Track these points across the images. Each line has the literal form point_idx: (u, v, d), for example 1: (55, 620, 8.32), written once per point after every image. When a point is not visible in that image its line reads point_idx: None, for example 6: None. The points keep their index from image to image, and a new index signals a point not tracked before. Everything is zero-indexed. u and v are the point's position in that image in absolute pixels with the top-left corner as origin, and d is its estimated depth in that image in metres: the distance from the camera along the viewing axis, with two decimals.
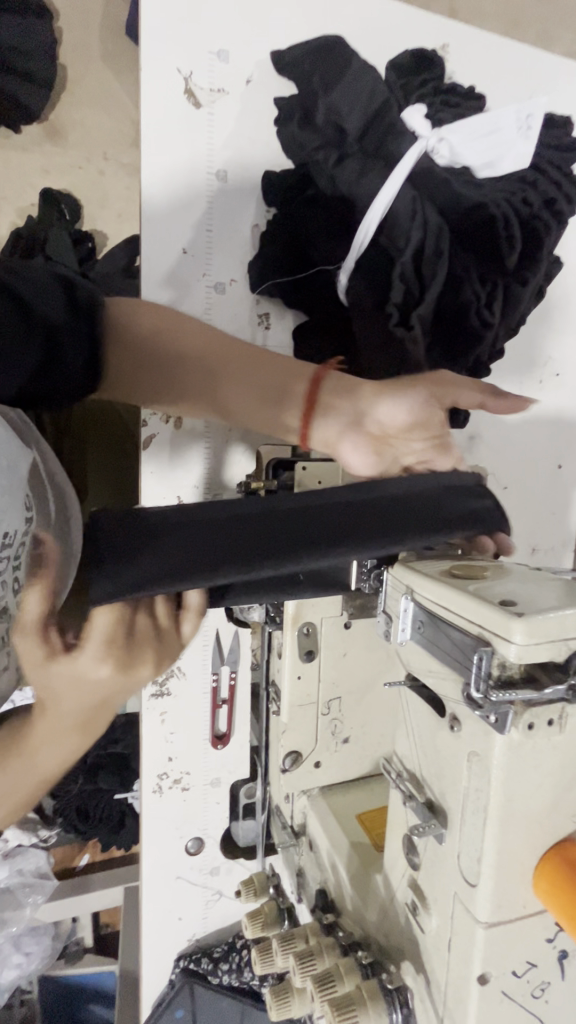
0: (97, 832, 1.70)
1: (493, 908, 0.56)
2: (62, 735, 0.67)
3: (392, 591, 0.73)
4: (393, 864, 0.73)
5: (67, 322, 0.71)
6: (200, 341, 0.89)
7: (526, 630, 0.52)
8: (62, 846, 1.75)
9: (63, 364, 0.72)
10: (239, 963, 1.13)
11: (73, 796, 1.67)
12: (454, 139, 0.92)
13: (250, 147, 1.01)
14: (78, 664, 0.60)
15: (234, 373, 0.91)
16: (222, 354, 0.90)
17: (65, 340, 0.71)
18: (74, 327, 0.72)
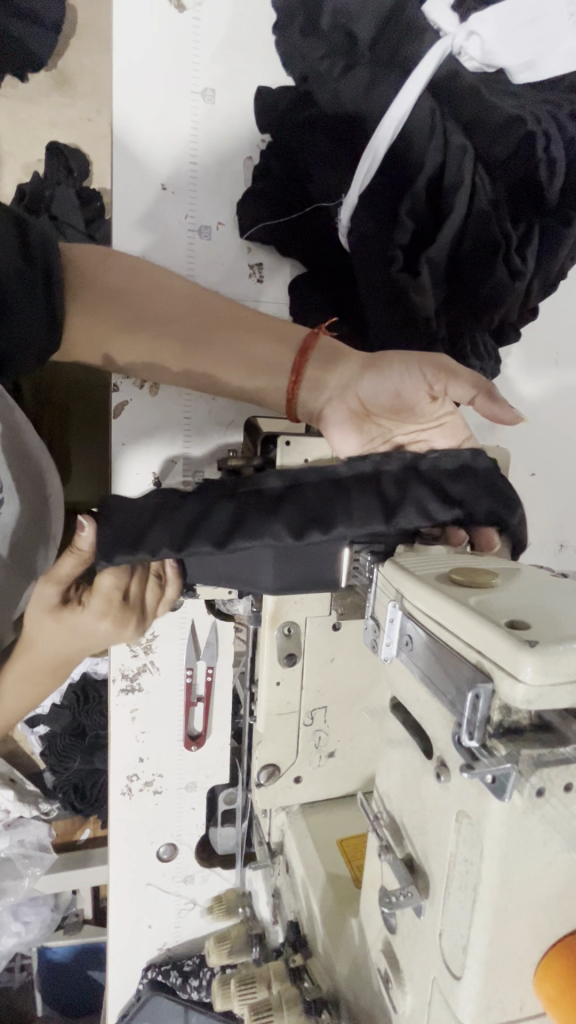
0: (95, 809, 1.64)
1: (479, 1012, 0.44)
2: (44, 667, 0.87)
3: (381, 594, 0.60)
4: (369, 916, 0.61)
5: (19, 273, 0.59)
6: (172, 297, 0.75)
7: (540, 666, 0.38)
8: (64, 820, 1.67)
9: (11, 324, 0.59)
10: (210, 979, 1.05)
11: (72, 773, 1.60)
12: (488, 32, 0.73)
13: (244, 60, 0.85)
14: (84, 621, 0.81)
15: (209, 336, 0.77)
16: (196, 312, 0.76)
17: (14, 293, 0.59)
18: (26, 282, 0.60)
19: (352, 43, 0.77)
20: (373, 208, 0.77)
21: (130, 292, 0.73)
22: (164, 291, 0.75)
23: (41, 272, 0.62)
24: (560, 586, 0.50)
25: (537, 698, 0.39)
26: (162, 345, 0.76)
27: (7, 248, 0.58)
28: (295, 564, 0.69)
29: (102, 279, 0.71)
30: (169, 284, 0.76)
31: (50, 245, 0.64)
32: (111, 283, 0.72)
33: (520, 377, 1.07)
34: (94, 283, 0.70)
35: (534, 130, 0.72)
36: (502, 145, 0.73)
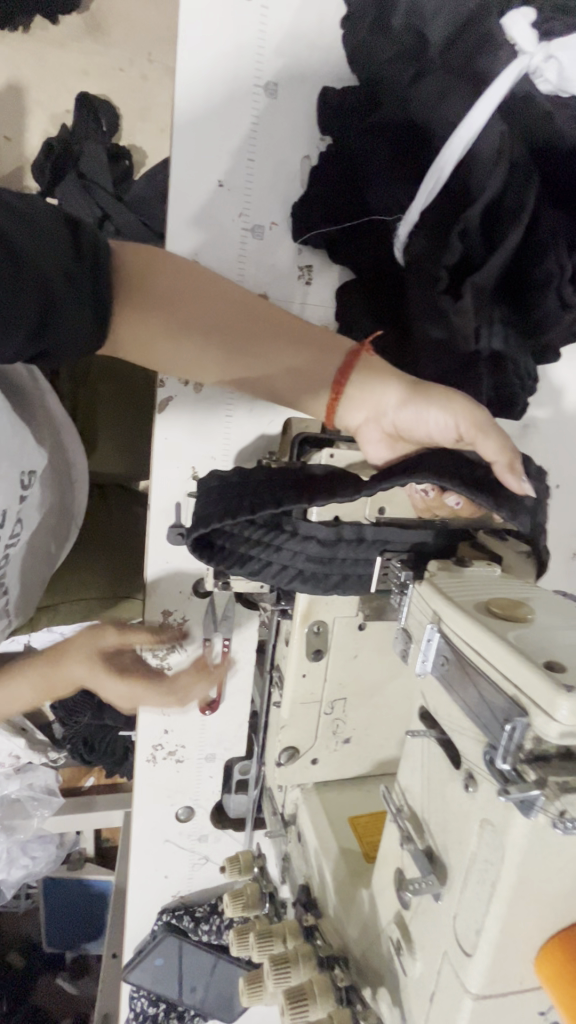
0: (102, 762, 1.73)
1: (485, 982, 0.51)
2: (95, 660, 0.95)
3: (419, 612, 0.65)
4: (382, 888, 0.69)
5: (69, 271, 0.61)
6: (220, 305, 0.75)
7: (574, 709, 0.43)
8: (72, 768, 1.79)
9: (62, 324, 0.61)
10: (219, 925, 1.17)
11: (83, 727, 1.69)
12: (567, 57, 0.71)
13: (309, 50, 0.83)
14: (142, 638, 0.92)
15: (255, 348, 0.77)
16: (242, 320, 0.76)
17: (65, 294, 0.60)
18: (75, 289, 0.61)
19: (422, 48, 0.76)
20: (430, 225, 0.77)
21: (180, 297, 0.73)
22: (212, 298, 0.75)
23: (91, 273, 0.63)
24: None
25: (568, 737, 0.44)
26: (208, 354, 0.77)
27: (57, 252, 0.60)
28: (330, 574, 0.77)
29: (150, 284, 0.71)
30: (217, 289, 0.76)
31: (97, 241, 0.65)
32: (161, 291, 0.72)
33: (552, 390, 1.10)
34: (140, 286, 0.70)
35: None
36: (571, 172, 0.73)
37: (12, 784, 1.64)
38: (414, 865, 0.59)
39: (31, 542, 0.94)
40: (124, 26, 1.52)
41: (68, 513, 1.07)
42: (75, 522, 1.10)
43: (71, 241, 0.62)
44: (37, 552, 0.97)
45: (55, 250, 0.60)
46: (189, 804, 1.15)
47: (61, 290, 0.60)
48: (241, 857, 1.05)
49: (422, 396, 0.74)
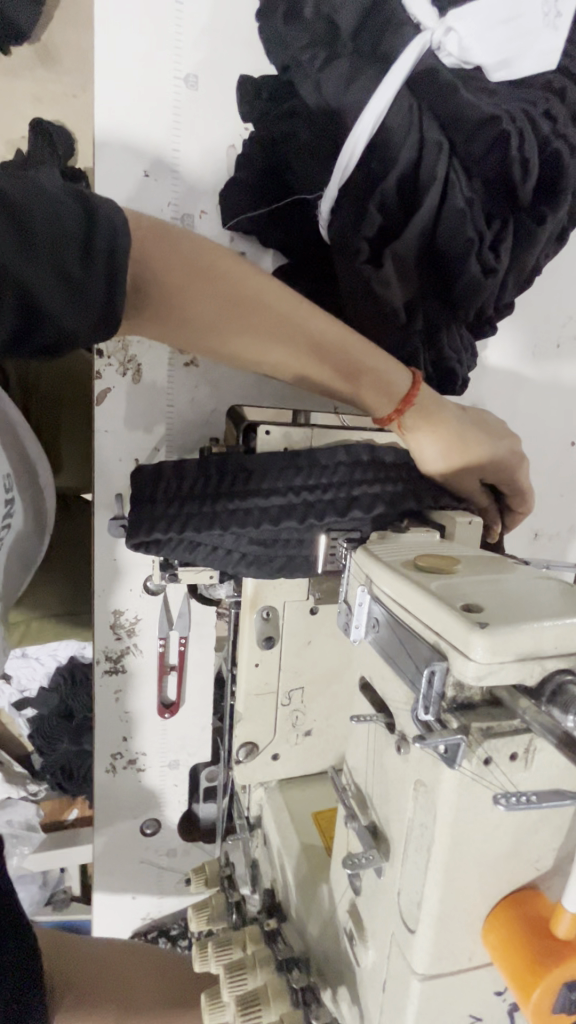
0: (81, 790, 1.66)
1: (431, 961, 0.48)
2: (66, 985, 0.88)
3: (353, 580, 0.63)
4: (338, 880, 0.65)
5: (67, 273, 0.47)
6: (222, 286, 0.63)
7: (489, 646, 0.41)
8: (51, 799, 1.72)
9: (52, 338, 0.48)
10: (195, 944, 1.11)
11: (59, 754, 1.62)
12: (466, 28, 0.73)
13: (227, 44, 0.85)
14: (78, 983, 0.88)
15: (257, 330, 0.66)
16: (245, 298, 0.65)
17: (54, 302, 0.46)
18: (75, 293, 0.47)
19: (334, 35, 0.78)
20: (351, 201, 0.77)
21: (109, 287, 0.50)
22: (210, 278, 0.62)
23: (101, 274, 0.49)
24: (516, 573, 0.53)
25: (486, 677, 0.42)
26: (207, 345, 0.67)
27: (47, 250, 0.46)
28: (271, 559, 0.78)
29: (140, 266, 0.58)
30: (220, 264, 0.64)
31: (120, 234, 0.49)
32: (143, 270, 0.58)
33: (499, 367, 1.11)
34: None
35: (508, 128, 0.72)
36: (479, 142, 0.74)
37: None
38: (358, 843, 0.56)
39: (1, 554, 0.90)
40: (71, 50, 1.54)
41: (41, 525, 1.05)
42: (46, 530, 1.07)
43: (79, 243, 0.47)
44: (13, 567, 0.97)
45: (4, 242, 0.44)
46: (153, 816, 1.10)
47: (74, 313, 0.48)
48: (207, 867, 1.01)
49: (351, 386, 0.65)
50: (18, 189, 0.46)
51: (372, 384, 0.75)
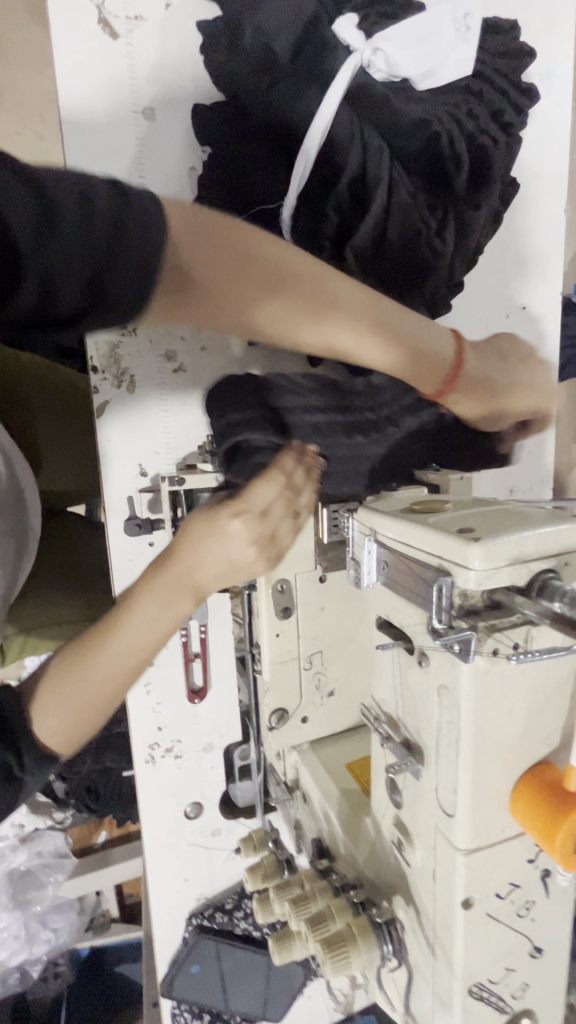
0: (110, 807, 1.68)
1: (471, 835, 0.56)
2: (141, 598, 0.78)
3: (359, 536, 0.71)
4: (380, 804, 0.72)
5: (103, 249, 0.55)
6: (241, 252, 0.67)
7: (484, 554, 0.50)
8: (80, 822, 1.74)
9: (94, 303, 0.57)
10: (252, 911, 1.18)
11: (84, 775, 1.64)
12: (390, 48, 0.84)
13: (177, 76, 0.93)
14: (127, 620, 0.77)
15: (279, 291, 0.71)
16: (252, 265, 0.69)
17: (93, 276, 0.55)
18: (112, 266, 0.56)
19: (271, 58, 0.86)
20: (308, 205, 0.86)
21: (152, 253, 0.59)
22: (227, 248, 0.67)
23: (137, 253, 0.58)
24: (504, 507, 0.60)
25: (485, 581, 0.51)
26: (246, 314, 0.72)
27: (89, 231, 0.54)
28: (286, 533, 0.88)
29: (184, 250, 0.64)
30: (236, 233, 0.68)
31: (154, 222, 0.58)
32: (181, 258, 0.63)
33: None
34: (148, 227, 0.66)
35: (438, 129, 0.84)
36: (415, 142, 0.85)
37: (19, 854, 1.66)
38: (395, 758, 0.64)
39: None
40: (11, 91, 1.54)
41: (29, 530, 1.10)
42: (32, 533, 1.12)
43: (114, 223, 0.56)
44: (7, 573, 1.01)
45: (51, 227, 0.53)
46: (193, 799, 1.16)
47: (110, 285, 0.57)
48: (254, 834, 1.05)
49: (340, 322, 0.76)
50: (64, 180, 0.55)
51: (341, 321, 0.76)
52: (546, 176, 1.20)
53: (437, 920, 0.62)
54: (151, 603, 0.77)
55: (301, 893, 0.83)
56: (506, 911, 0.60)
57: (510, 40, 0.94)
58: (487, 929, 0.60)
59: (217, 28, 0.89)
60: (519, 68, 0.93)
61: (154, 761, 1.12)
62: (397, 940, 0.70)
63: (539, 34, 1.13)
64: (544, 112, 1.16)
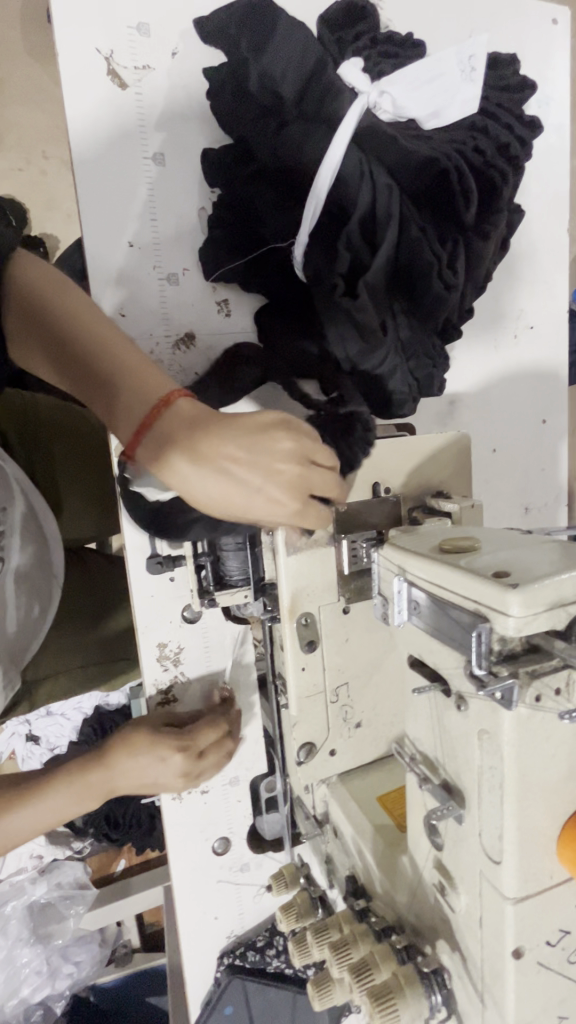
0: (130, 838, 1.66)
1: (519, 884, 0.55)
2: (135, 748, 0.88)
3: (386, 574, 0.71)
4: (418, 845, 0.71)
5: None
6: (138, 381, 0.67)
7: (523, 602, 0.50)
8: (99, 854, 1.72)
9: None
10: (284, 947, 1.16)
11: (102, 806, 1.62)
12: (397, 92, 0.87)
13: (185, 122, 0.96)
14: (143, 762, 0.88)
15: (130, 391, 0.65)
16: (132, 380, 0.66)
17: None
18: None
19: (279, 103, 0.88)
20: (321, 245, 0.88)
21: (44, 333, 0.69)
22: (119, 370, 0.67)
23: None
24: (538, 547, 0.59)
25: (525, 627, 0.50)
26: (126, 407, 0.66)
27: None
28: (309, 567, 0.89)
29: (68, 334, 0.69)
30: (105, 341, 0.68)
31: None
32: (58, 325, 0.69)
33: (467, 363, 1.22)
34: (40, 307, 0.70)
35: (446, 166, 0.85)
36: (423, 179, 0.86)
37: (39, 886, 1.65)
38: (435, 801, 0.63)
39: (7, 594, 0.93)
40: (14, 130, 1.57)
41: (49, 570, 1.10)
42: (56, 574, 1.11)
43: None
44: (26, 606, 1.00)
45: None
46: (221, 835, 1.14)
47: None
48: (285, 871, 1.04)
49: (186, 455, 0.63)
50: None
51: (186, 461, 0.63)
52: (548, 199, 1.21)
53: (485, 968, 0.61)
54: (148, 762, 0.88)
55: (339, 936, 0.82)
56: (557, 959, 0.59)
57: (511, 74, 0.96)
58: (538, 978, 0.58)
59: (224, 74, 0.91)
60: (521, 100, 0.95)
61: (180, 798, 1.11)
62: (444, 986, 0.68)
63: (537, 62, 1.14)
64: (544, 137, 1.17)
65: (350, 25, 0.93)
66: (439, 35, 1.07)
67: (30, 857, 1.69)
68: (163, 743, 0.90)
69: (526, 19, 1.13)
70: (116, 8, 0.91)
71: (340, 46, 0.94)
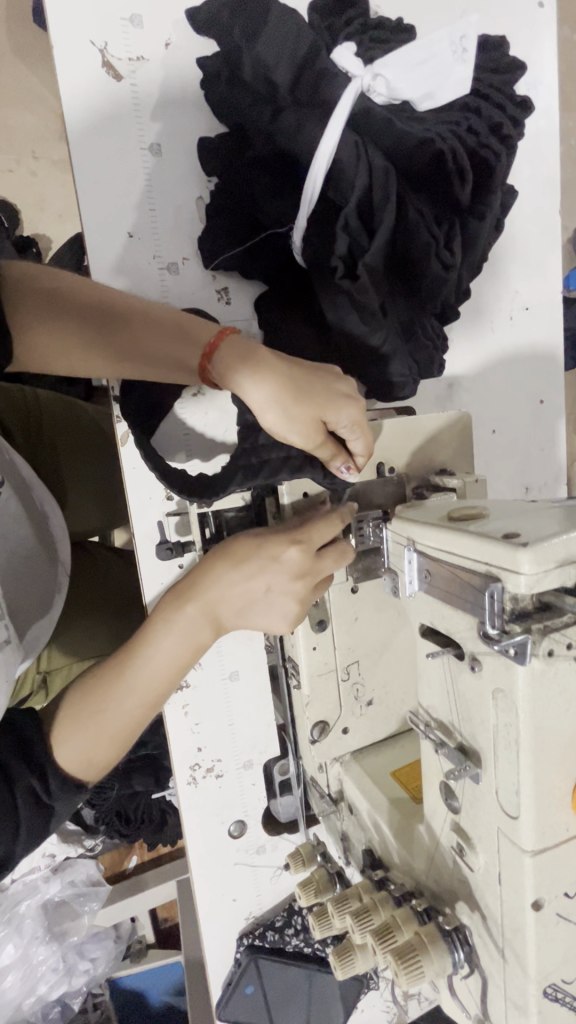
0: (142, 831, 1.67)
1: (537, 837, 0.57)
2: (230, 578, 0.82)
3: (395, 546, 0.73)
4: (435, 810, 0.73)
5: None
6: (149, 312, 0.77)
7: (533, 560, 0.51)
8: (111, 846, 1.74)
9: None
10: (302, 925, 1.18)
11: (112, 802, 1.62)
12: (390, 73, 0.86)
13: (180, 112, 0.97)
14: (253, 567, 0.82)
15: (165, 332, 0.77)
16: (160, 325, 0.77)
17: None
18: None
19: (273, 90, 0.90)
20: (320, 229, 0.90)
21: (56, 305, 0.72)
22: (164, 317, 0.77)
23: None
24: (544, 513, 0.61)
25: (535, 584, 0.52)
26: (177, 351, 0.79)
27: None
28: None
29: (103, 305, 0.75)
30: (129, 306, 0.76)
31: None
32: (72, 294, 0.73)
33: (463, 346, 1.24)
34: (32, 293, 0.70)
35: (442, 147, 0.85)
36: (419, 161, 0.87)
37: (52, 885, 1.64)
38: (451, 764, 0.65)
39: (14, 578, 0.95)
40: (3, 128, 1.57)
41: (55, 554, 1.11)
42: (59, 557, 1.12)
43: None
44: (30, 585, 1.01)
45: None
46: (236, 818, 1.16)
47: None
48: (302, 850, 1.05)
49: (258, 368, 0.74)
50: None
51: (249, 374, 0.74)
52: (539, 181, 1.23)
53: (506, 923, 0.63)
54: (228, 572, 0.82)
55: (360, 905, 0.83)
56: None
57: (500, 56, 0.98)
58: (558, 929, 0.60)
59: (218, 63, 0.92)
60: (511, 82, 0.96)
61: (195, 781, 1.12)
62: (466, 945, 0.70)
63: (524, 45, 1.16)
64: (534, 119, 1.19)
65: (341, 11, 0.94)
66: (428, 20, 1.08)
67: (43, 857, 1.66)
68: (280, 539, 0.83)
69: (512, 3, 1.14)
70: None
71: (332, 33, 0.95)
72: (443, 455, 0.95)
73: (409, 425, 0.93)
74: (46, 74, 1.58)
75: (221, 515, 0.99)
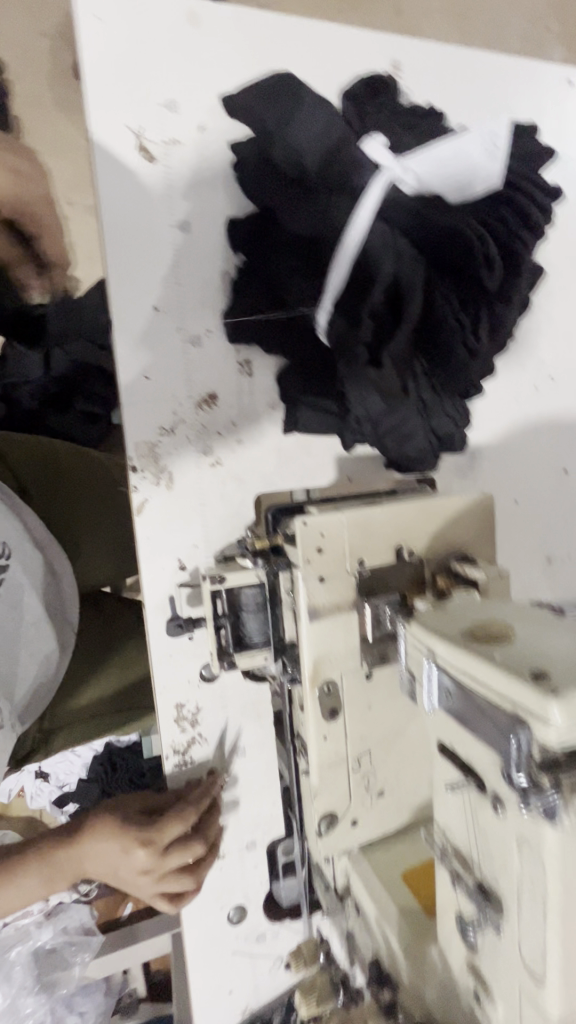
0: None
1: (563, 1007, 0.52)
2: (100, 848, 0.95)
3: (414, 653, 0.69)
4: (449, 941, 0.68)
5: None
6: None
7: (566, 711, 0.48)
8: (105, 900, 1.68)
9: None
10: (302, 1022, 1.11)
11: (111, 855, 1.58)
12: (421, 169, 0.90)
13: (210, 191, 0.98)
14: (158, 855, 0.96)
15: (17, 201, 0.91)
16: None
17: None
18: None
19: (303, 174, 0.89)
20: (346, 311, 0.89)
21: None
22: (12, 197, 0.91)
23: None
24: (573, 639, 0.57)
25: (567, 736, 0.48)
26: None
27: None
28: (331, 634, 0.87)
29: None
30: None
31: None
32: None
33: (487, 415, 1.22)
34: None
35: (473, 239, 0.85)
36: (447, 249, 0.87)
37: (44, 932, 1.57)
38: (470, 903, 0.60)
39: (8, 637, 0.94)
40: None
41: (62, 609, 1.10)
42: (66, 611, 1.11)
43: None
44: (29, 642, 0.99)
45: None
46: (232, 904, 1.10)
47: None
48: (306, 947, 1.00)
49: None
50: None
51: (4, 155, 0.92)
52: (566, 253, 1.22)
53: None
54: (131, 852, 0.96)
55: None
56: None
57: (531, 143, 0.98)
58: None
59: (250, 147, 0.94)
60: (541, 168, 0.96)
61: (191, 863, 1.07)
62: None
63: (554, 124, 1.17)
64: (564, 196, 1.19)
65: (373, 100, 0.96)
66: (459, 102, 1.10)
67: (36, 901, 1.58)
68: (123, 836, 0.96)
69: (543, 84, 1.15)
70: (146, 86, 0.94)
71: (363, 119, 0.96)
72: (465, 539, 0.92)
73: (430, 509, 0.90)
74: (82, 127, 1.61)
75: (235, 595, 0.95)
